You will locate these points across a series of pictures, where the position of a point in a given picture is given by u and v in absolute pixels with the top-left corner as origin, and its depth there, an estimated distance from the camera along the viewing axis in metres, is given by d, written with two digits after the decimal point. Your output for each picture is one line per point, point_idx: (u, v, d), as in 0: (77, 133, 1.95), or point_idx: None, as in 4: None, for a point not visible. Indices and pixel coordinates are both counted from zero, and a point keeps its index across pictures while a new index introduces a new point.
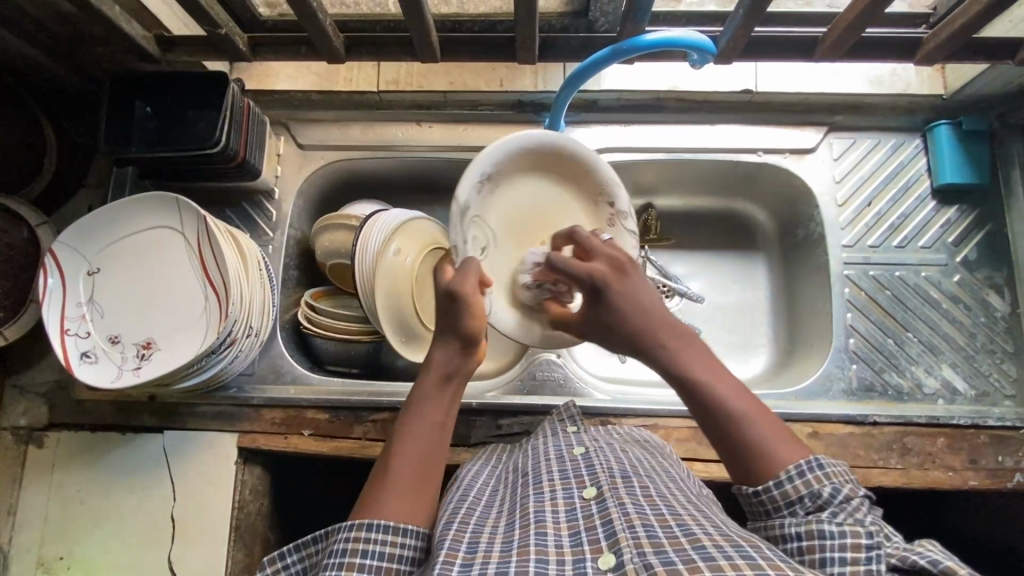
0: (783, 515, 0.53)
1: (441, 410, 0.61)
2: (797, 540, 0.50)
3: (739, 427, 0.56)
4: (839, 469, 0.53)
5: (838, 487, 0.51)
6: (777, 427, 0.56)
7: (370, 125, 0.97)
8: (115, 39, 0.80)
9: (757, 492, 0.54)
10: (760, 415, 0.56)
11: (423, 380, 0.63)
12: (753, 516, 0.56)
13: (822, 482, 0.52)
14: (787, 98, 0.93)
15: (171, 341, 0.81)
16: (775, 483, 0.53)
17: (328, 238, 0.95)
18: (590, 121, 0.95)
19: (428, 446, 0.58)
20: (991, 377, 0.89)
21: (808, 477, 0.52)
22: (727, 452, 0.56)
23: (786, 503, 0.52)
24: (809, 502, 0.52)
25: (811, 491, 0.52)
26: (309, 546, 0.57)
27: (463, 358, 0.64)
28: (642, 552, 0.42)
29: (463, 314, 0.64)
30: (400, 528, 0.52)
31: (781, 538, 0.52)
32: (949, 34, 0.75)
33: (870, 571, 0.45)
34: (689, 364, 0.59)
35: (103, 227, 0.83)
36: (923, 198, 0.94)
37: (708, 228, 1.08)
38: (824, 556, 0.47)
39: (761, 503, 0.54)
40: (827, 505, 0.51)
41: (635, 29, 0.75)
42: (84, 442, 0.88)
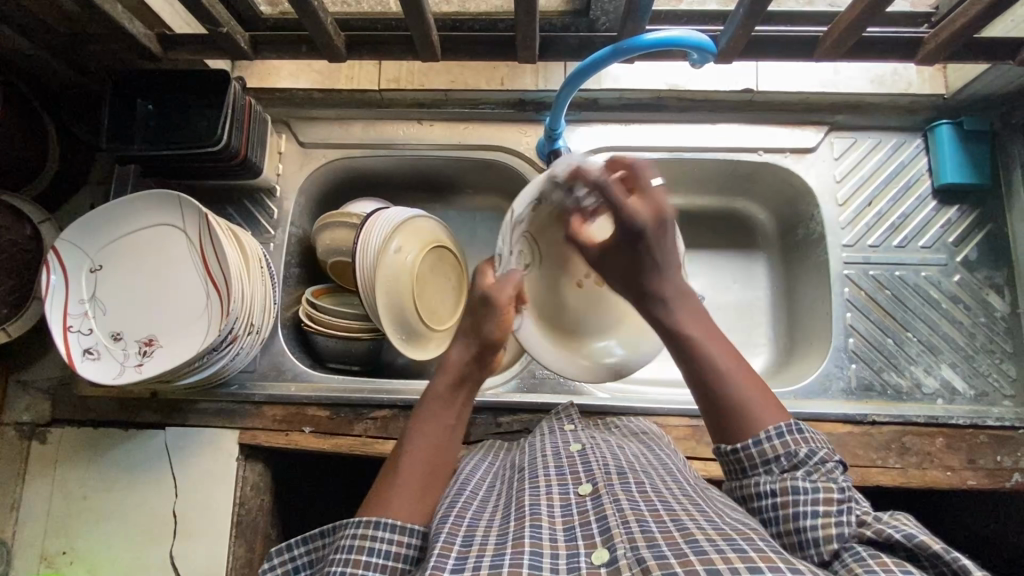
0: (759, 473, 0.54)
1: (452, 414, 0.61)
2: (772, 496, 0.52)
3: (723, 389, 0.58)
4: (817, 436, 0.55)
5: (815, 449, 0.53)
6: (761, 390, 0.58)
7: (371, 123, 0.98)
8: (117, 37, 0.80)
9: (735, 450, 0.56)
10: (747, 378, 0.58)
11: (438, 383, 0.64)
12: (730, 478, 0.58)
13: (799, 445, 0.53)
14: (788, 97, 0.93)
15: (174, 338, 0.82)
16: (754, 441, 0.55)
17: (330, 236, 0.95)
18: (591, 120, 0.96)
19: (439, 449, 0.59)
20: (990, 377, 0.89)
21: (786, 439, 0.54)
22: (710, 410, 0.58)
23: (762, 462, 0.54)
24: (785, 462, 0.53)
25: (787, 451, 0.53)
26: (316, 539, 0.58)
27: (479, 362, 0.66)
28: (635, 547, 0.42)
29: (493, 319, 0.67)
30: (407, 528, 0.52)
31: (757, 496, 0.54)
32: (949, 34, 0.75)
33: (840, 522, 0.48)
34: (682, 319, 0.63)
35: (106, 225, 0.83)
36: (923, 198, 0.94)
37: (709, 227, 1.08)
38: (796, 510, 0.50)
39: (738, 461, 0.56)
40: (801, 465, 0.53)
41: (635, 28, 0.75)
42: (87, 439, 0.89)
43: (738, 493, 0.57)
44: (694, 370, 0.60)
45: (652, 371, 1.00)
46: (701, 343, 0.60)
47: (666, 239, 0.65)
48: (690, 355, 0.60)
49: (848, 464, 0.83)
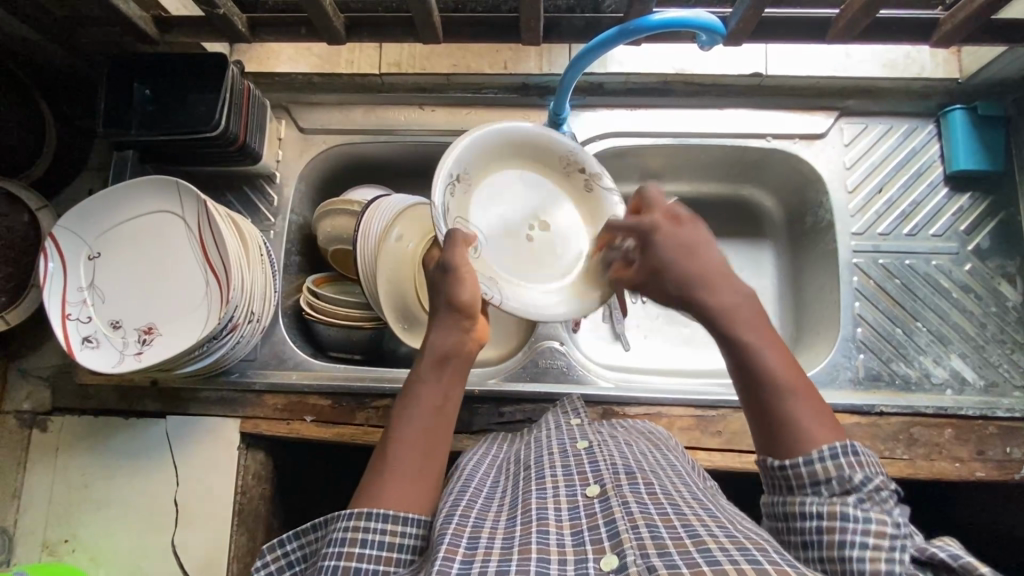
0: (806, 493, 0.51)
1: (439, 393, 0.60)
2: (818, 519, 0.49)
3: (780, 401, 0.54)
4: (872, 460, 0.51)
5: (870, 476, 0.50)
6: (816, 405, 0.54)
7: (372, 108, 0.96)
8: (113, 20, 0.79)
9: (784, 467, 0.52)
10: (797, 388, 0.55)
11: (419, 365, 0.62)
12: (772, 490, 0.55)
13: (854, 469, 0.50)
14: (797, 82, 0.91)
15: (172, 327, 0.81)
16: (804, 460, 0.51)
17: (332, 223, 0.94)
18: (596, 105, 0.94)
19: (428, 431, 0.58)
20: (1001, 368, 0.88)
21: (840, 461, 0.50)
22: (760, 427, 0.55)
23: (811, 482, 0.51)
24: (836, 486, 0.50)
25: (840, 475, 0.50)
26: (308, 534, 0.57)
27: (460, 335, 0.64)
28: (646, 554, 0.41)
29: (454, 286, 0.65)
30: (400, 517, 0.51)
31: (800, 516, 0.51)
32: (966, 15, 0.73)
33: (891, 560, 0.45)
34: (742, 325, 0.58)
35: (102, 211, 0.82)
36: (934, 185, 0.93)
37: (714, 214, 1.06)
38: (843, 538, 0.47)
39: (785, 477, 0.52)
40: (854, 491, 0.49)
41: (642, 10, 0.73)
42: (87, 427, 0.88)
43: (779, 510, 0.53)
44: (752, 381, 0.56)
45: (657, 360, 0.99)
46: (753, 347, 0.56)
47: (689, 230, 0.65)
48: (743, 362, 0.56)
49: None
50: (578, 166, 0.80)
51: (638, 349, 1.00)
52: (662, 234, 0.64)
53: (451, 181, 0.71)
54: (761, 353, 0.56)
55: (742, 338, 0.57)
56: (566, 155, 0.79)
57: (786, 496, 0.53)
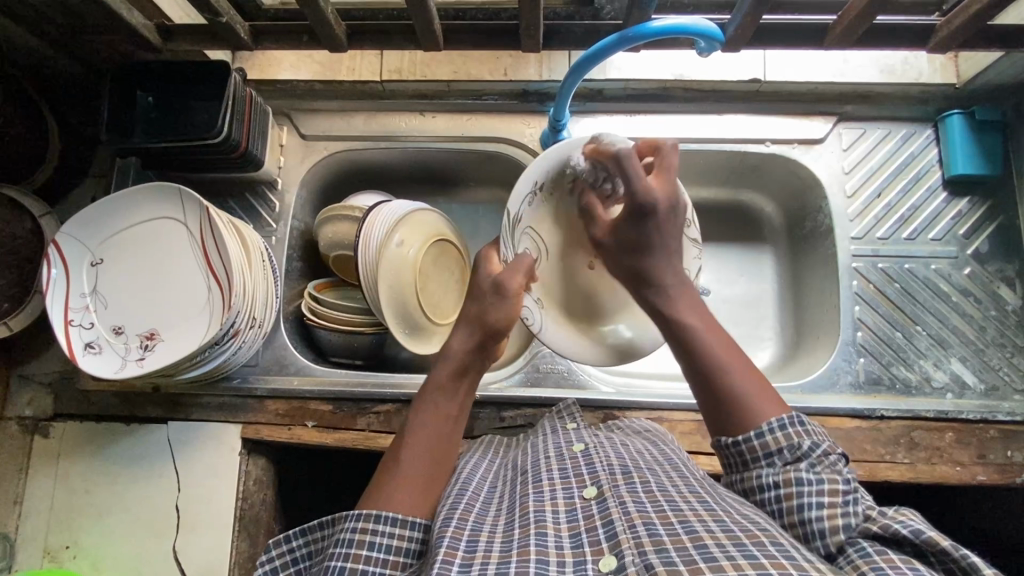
0: (761, 465, 0.53)
1: (456, 403, 0.60)
2: (775, 489, 0.51)
3: (725, 380, 0.56)
4: (818, 429, 0.53)
5: (818, 441, 0.51)
6: (762, 382, 0.56)
7: (373, 115, 0.97)
8: (117, 29, 0.80)
9: (736, 443, 0.54)
10: (741, 366, 0.56)
11: (438, 372, 0.62)
12: (729, 468, 0.56)
13: (801, 437, 0.52)
14: (795, 88, 0.92)
15: (175, 332, 0.81)
16: (755, 432, 0.53)
17: (332, 229, 0.94)
18: (596, 111, 0.94)
19: (441, 439, 0.58)
20: (1001, 371, 0.88)
21: (789, 432, 0.52)
22: (708, 405, 0.57)
23: (765, 454, 0.52)
24: (789, 454, 0.51)
25: (790, 444, 0.52)
26: (315, 531, 0.57)
27: (478, 348, 0.63)
28: (643, 552, 0.42)
29: (498, 306, 0.66)
30: (408, 521, 0.52)
31: (758, 488, 0.53)
32: (962, 21, 0.73)
33: (846, 514, 0.47)
34: (682, 307, 0.60)
35: (106, 217, 0.82)
36: (933, 190, 0.93)
37: (713, 219, 1.07)
38: (801, 502, 0.49)
39: (738, 454, 0.54)
40: (805, 457, 0.51)
41: (641, 16, 0.74)
42: (89, 433, 0.89)
43: (739, 485, 0.55)
44: (696, 362, 0.57)
45: (657, 364, 1.00)
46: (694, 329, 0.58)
47: (676, 220, 0.62)
48: (687, 345, 0.58)
49: (857, 458, 0.82)
50: None
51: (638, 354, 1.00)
52: (656, 221, 0.61)
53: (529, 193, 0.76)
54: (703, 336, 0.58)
55: (688, 321, 0.59)
56: None
57: (743, 470, 0.54)
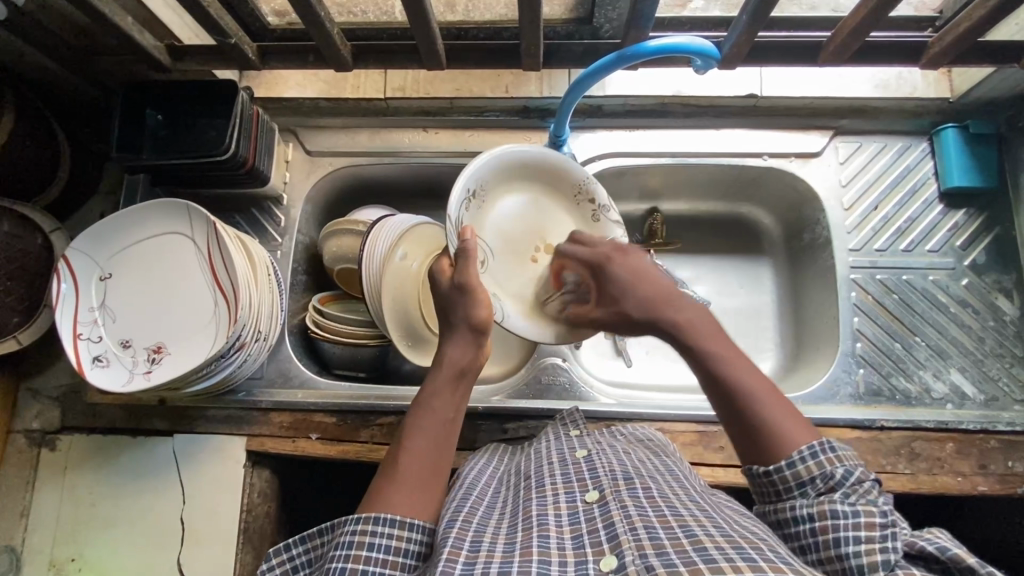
0: (793, 497, 0.52)
1: (452, 407, 0.62)
2: (809, 521, 0.50)
3: (753, 408, 0.56)
4: (851, 454, 0.53)
5: (851, 469, 0.51)
6: (787, 407, 0.57)
7: (378, 131, 0.99)
8: (127, 49, 0.82)
9: (768, 472, 0.54)
10: (772, 393, 0.57)
11: (437, 376, 0.64)
12: (762, 498, 0.56)
13: (834, 465, 0.51)
14: (791, 103, 0.93)
15: (182, 345, 0.82)
16: (787, 463, 0.53)
17: (336, 243, 0.95)
18: (595, 127, 0.96)
19: (439, 440, 0.59)
20: (1000, 382, 0.88)
21: (821, 459, 0.52)
22: (740, 440, 0.57)
23: (797, 484, 0.52)
24: (821, 484, 0.51)
25: (823, 473, 0.51)
26: (315, 538, 0.58)
27: (475, 353, 0.66)
28: (643, 554, 0.42)
29: (469, 304, 0.68)
30: (407, 522, 0.52)
31: (792, 521, 0.52)
32: (953, 38, 0.75)
33: (885, 549, 0.45)
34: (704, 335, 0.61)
35: (115, 232, 0.84)
36: (929, 202, 0.94)
37: (713, 232, 1.08)
38: (837, 535, 0.47)
39: (772, 483, 0.54)
40: (838, 486, 0.51)
41: (638, 35, 0.76)
42: (96, 446, 0.89)
43: (773, 516, 0.54)
44: (722, 395, 0.57)
45: (658, 376, 1.00)
46: (720, 358, 0.58)
47: (637, 258, 0.70)
48: (715, 376, 0.58)
49: None
50: (589, 197, 0.83)
51: (639, 365, 1.01)
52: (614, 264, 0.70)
53: (468, 198, 0.76)
54: (735, 371, 0.57)
55: (709, 348, 0.59)
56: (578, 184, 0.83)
57: (777, 502, 0.54)
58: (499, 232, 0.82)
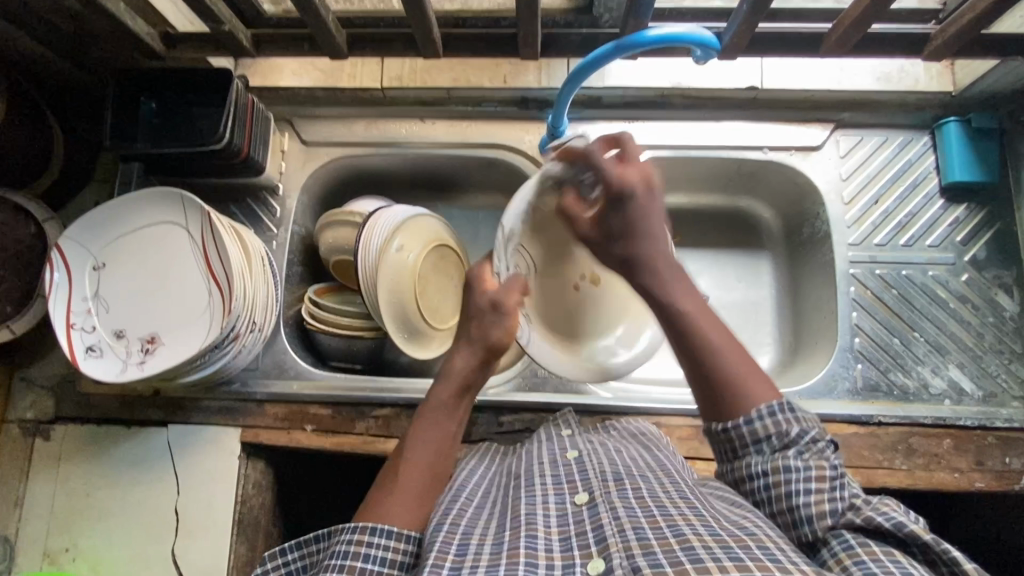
0: (750, 453, 0.55)
1: (454, 422, 0.63)
2: (764, 476, 0.53)
3: (719, 366, 0.57)
4: (807, 415, 0.55)
5: (807, 429, 0.53)
6: (750, 365, 0.58)
7: (375, 121, 0.98)
8: (120, 36, 0.81)
9: (728, 427, 0.56)
10: (739, 353, 0.58)
11: (440, 388, 0.64)
12: (721, 455, 0.58)
13: (790, 424, 0.53)
14: (793, 95, 0.92)
15: (176, 336, 0.82)
16: (745, 420, 0.55)
17: (332, 235, 0.95)
18: (594, 118, 0.95)
19: (439, 455, 0.60)
20: (999, 378, 0.88)
21: (778, 419, 0.53)
22: (698, 390, 0.59)
23: (754, 441, 0.54)
24: (777, 442, 0.53)
25: (779, 431, 0.53)
26: (310, 545, 0.57)
27: (483, 371, 0.67)
28: (631, 555, 0.42)
29: (498, 323, 0.67)
30: (403, 534, 0.52)
31: (749, 478, 0.54)
32: (957, 30, 0.74)
33: (833, 500, 0.48)
34: (679, 294, 0.62)
35: (108, 222, 0.83)
36: (930, 197, 0.93)
37: (713, 226, 1.07)
38: (790, 489, 0.50)
39: (729, 439, 0.56)
40: (792, 444, 0.52)
41: (638, 24, 0.75)
42: (90, 436, 0.89)
43: (730, 474, 0.57)
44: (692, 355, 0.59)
45: (655, 370, 1.00)
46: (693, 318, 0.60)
47: (655, 199, 0.64)
48: (689, 336, 0.59)
49: (854, 464, 0.82)
50: None
51: None
52: (630, 203, 0.64)
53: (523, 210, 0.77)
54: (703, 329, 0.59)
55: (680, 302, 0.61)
56: None
57: (733, 459, 0.56)
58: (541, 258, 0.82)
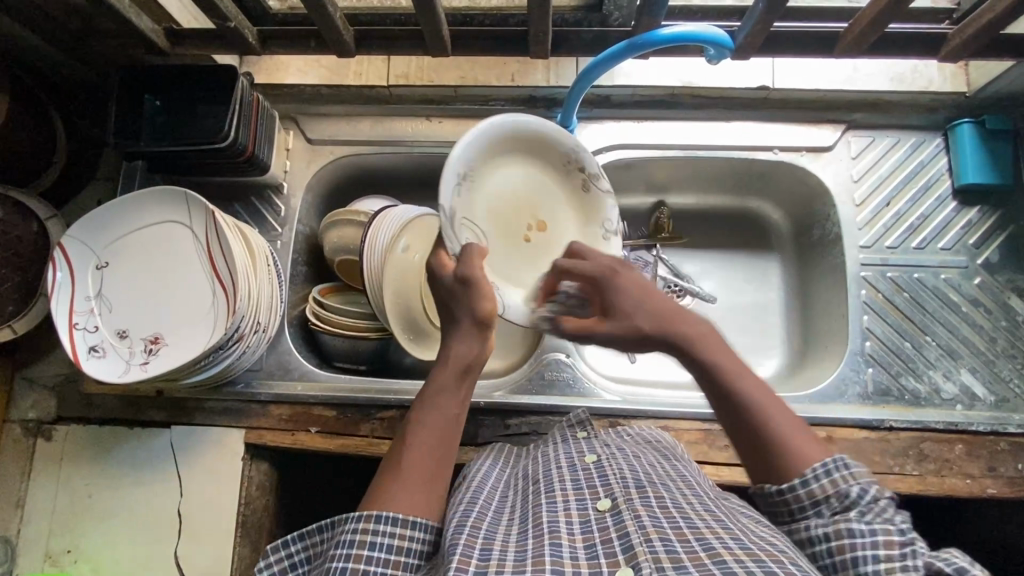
0: (809, 516, 0.51)
1: (457, 402, 0.58)
2: (826, 541, 0.48)
3: (767, 427, 0.53)
4: (865, 472, 0.51)
5: (866, 487, 0.49)
6: (797, 422, 0.54)
7: (380, 119, 0.97)
8: (124, 32, 0.80)
9: (782, 490, 0.52)
10: (784, 411, 0.54)
11: (439, 376, 0.60)
12: (773, 517, 0.54)
13: (849, 483, 0.50)
14: (804, 95, 0.91)
15: (179, 336, 0.81)
16: (800, 482, 0.51)
17: (338, 233, 0.94)
18: (602, 118, 0.94)
19: (442, 439, 0.56)
20: (1011, 383, 0.87)
21: (835, 476, 0.50)
22: (750, 462, 0.54)
23: (811, 503, 0.50)
24: (836, 503, 0.49)
25: (838, 492, 0.50)
26: (313, 535, 0.56)
27: (482, 346, 0.62)
28: (661, 568, 0.41)
29: (476, 296, 0.63)
30: (410, 521, 0.51)
31: (809, 541, 0.50)
32: (974, 31, 0.73)
33: (905, 568, 0.44)
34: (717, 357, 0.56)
35: (112, 220, 0.82)
36: (943, 199, 0.92)
37: (720, 227, 1.06)
38: (854, 555, 0.46)
39: (784, 502, 0.52)
40: (854, 506, 0.49)
41: (650, 23, 0.74)
42: (92, 437, 0.88)
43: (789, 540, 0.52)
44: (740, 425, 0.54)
45: (662, 372, 0.99)
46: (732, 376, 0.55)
47: (632, 273, 0.62)
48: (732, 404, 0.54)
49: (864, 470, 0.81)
50: (578, 165, 0.81)
51: (644, 361, 1.00)
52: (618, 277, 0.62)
53: (456, 181, 0.70)
54: (742, 392, 0.54)
55: (719, 367, 0.55)
56: (567, 154, 0.80)
57: (791, 524, 0.52)
58: (490, 211, 0.76)
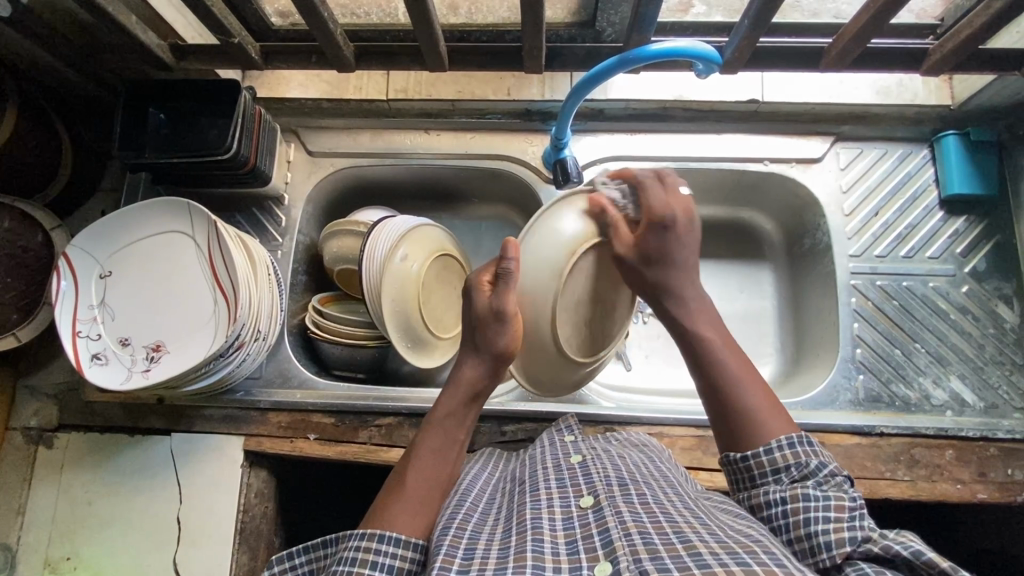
0: (767, 483, 0.56)
1: (464, 429, 0.64)
2: (781, 504, 0.52)
3: (740, 397, 0.60)
4: (824, 451, 0.56)
5: (825, 462, 0.55)
6: (772, 402, 0.60)
7: (380, 132, 0.99)
8: (129, 47, 0.82)
9: (745, 458, 0.57)
10: (758, 386, 0.61)
11: (450, 395, 0.65)
12: (736, 486, 0.59)
13: (810, 456, 0.55)
14: (792, 108, 0.94)
15: (181, 344, 0.82)
16: (764, 449, 0.56)
17: (338, 243, 0.95)
18: (596, 130, 0.96)
19: (443, 458, 0.61)
20: (1000, 389, 0.88)
21: (797, 448, 0.55)
22: (720, 424, 0.61)
23: (772, 470, 0.56)
24: (796, 472, 0.55)
25: (798, 461, 0.55)
26: (317, 549, 0.56)
27: (490, 377, 0.67)
28: (638, 559, 0.42)
29: (502, 332, 0.66)
30: (410, 542, 0.52)
31: (765, 507, 0.54)
32: (955, 45, 0.75)
33: (852, 528, 0.48)
34: (703, 324, 0.64)
35: (115, 231, 0.84)
36: (930, 209, 0.94)
37: (714, 237, 1.08)
38: (807, 516, 0.50)
39: (748, 468, 0.57)
40: (811, 475, 0.54)
41: (640, 40, 0.77)
42: (93, 444, 0.89)
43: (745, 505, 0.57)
44: (715, 387, 0.61)
45: (659, 380, 1.00)
46: (714, 346, 0.63)
47: (675, 232, 0.65)
48: (711, 360, 0.62)
49: (855, 475, 0.82)
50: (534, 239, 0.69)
51: (640, 369, 1.01)
52: (675, 231, 0.65)
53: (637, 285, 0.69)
54: (722, 357, 0.62)
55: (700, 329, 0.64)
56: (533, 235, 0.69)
57: (750, 489, 0.57)
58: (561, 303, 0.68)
